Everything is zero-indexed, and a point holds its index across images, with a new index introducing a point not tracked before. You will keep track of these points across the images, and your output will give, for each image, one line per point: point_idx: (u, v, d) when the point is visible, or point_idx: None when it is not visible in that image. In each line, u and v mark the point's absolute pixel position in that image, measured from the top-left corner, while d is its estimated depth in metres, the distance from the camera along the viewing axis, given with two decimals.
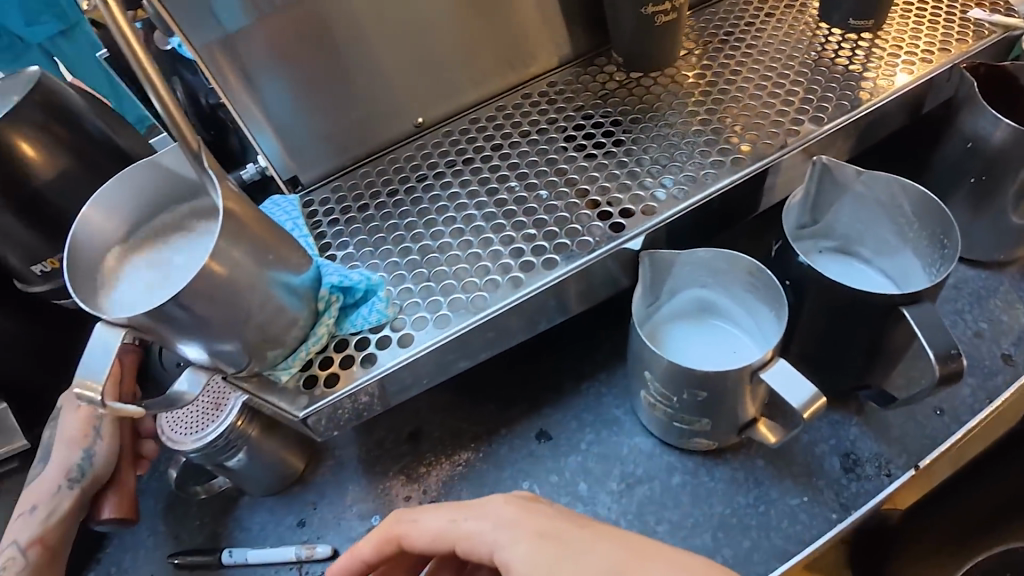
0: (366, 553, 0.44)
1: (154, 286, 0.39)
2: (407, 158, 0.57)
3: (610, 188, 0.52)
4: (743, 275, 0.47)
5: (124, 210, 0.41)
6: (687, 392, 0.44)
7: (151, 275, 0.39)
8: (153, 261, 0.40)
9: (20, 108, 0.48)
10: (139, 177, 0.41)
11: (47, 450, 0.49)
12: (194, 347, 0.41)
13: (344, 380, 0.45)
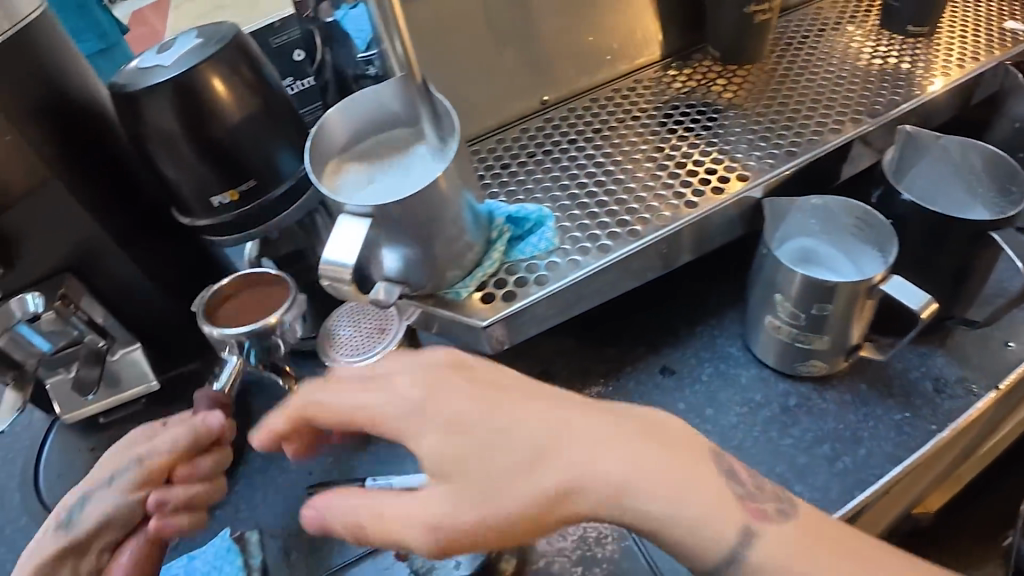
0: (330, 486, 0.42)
1: (380, 191, 0.46)
2: (534, 130, 0.64)
3: (723, 156, 0.60)
4: (849, 220, 0.55)
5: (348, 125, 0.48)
6: (816, 308, 0.51)
7: (376, 183, 0.46)
8: (376, 172, 0.47)
9: (219, 52, 0.54)
10: (365, 101, 0.48)
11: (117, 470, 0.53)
12: (395, 251, 0.47)
13: (520, 297, 0.51)
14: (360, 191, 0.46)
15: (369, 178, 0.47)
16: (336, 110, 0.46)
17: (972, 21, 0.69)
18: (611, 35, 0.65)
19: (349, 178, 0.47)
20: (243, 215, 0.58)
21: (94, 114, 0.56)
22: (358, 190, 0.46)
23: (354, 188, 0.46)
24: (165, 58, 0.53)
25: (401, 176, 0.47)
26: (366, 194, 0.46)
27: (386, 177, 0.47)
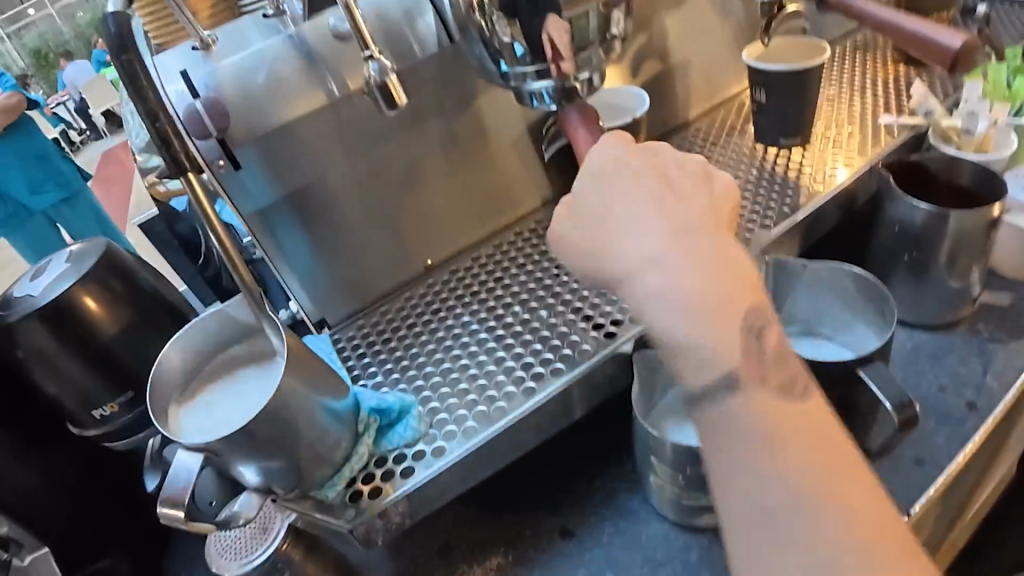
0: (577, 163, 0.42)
1: (222, 422, 0.46)
2: (421, 295, 0.65)
3: (598, 304, 0.60)
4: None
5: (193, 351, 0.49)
6: (689, 468, 0.49)
7: (221, 411, 0.47)
8: (221, 397, 0.48)
9: (90, 273, 0.57)
10: (207, 325, 0.49)
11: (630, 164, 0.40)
12: (251, 469, 0.48)
13: (387, 492, 0.51)
14: (201, 423, 0.46)
15: (213, 405, 0.47)
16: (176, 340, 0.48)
17: (844, 122, 0.70)
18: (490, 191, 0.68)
19: (190, 406, 0.48)
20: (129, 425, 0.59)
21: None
22: (200, 421, 0.46)
23: (195, 420, 0.47)
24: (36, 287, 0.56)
25: (246, 399, 0.47)
26: (210, 428, 0.46)
27: (231, 402, 0.48)
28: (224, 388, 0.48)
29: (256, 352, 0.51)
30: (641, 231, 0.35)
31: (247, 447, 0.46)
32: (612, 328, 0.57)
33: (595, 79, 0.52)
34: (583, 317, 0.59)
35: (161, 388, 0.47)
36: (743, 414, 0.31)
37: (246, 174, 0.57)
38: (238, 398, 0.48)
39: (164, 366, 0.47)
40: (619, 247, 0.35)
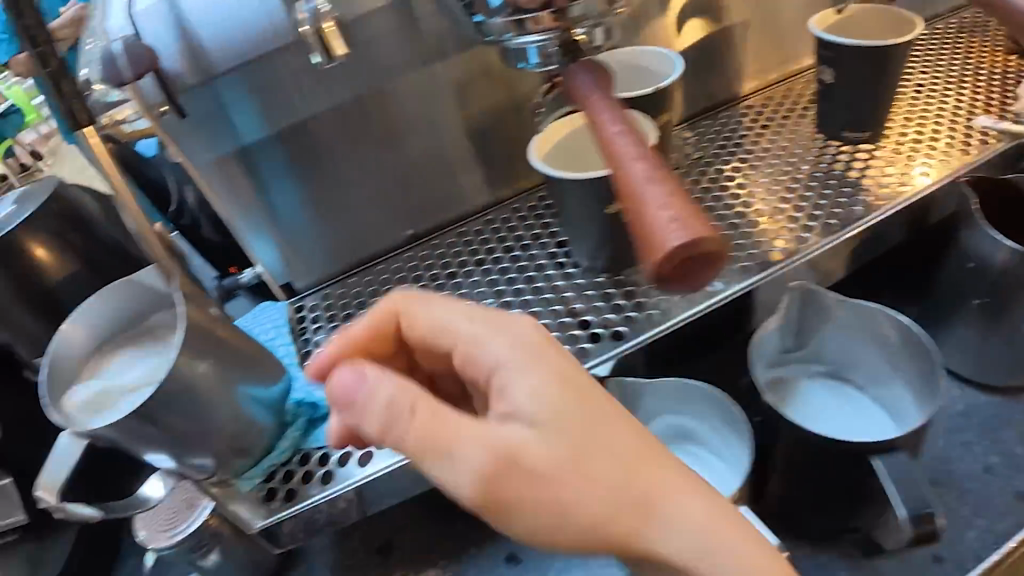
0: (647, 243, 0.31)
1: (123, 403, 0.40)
2: (397, 273, 0.59)
3: (581, 311, 0.51)
4: (695, 391, 0.46)
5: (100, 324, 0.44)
6: None
7: (122, 392, 0.41)
8: (124, 376, 0.42)
9: (39, 215, 0.53)
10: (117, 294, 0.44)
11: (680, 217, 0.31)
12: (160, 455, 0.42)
13: (302, 496, 0.45)
14: (98, 409, 0.40)
15: (114, 386, 0.42)
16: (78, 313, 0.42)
17: (930, 120, 0.58)
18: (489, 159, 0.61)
19: (85, 394, 0.42)
20: None
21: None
22: (96, 407, 0.41)
23: (92, 405, 0.41)
24: None
25: (151, 375, 0.42)
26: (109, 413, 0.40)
27: (134, 380, 0.42)
28: (131, 365, 0.43)
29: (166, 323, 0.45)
30: (547, 349, 0.32)
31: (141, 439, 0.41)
32: (588, 342, 0.49)
33: (599, 33, 0.43)
34: (557, 325, 0.50)
35: (55, 377, 0.41)
36: (676, 528, 0.28)
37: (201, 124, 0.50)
38: (141, 375, 0.42)
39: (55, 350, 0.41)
40: (479, 449, 0.29)
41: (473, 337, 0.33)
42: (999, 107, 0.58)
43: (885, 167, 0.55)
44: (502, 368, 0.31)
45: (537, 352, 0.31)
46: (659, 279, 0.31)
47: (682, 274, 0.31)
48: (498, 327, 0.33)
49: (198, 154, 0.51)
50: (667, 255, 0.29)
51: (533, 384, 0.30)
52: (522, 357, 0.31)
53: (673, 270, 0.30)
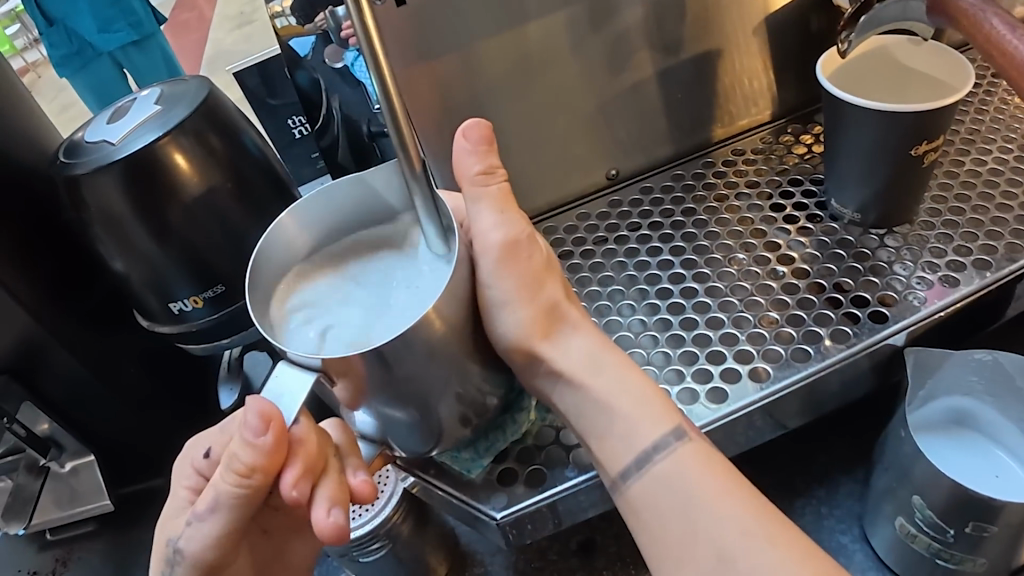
0: None
1: (351, 334, 0.31)
2: (599, 215, 0.48)
3: (858, 269, 0.42)
4: None
5: (318, 234, 0.35)
6: (972, 525, 0.36)
7: (346, 320, 0.31)
8: (345, 297, 0.32)
9: (183, 119, 0.42)
10: (341, 196, 0.34)
11: None
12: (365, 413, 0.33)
13: (551, 481, 0.36)
14: (315, 335, 0.31)
15: (332, 309, 0.32)
16: (297, 211, 0.34)
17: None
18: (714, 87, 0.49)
19: (294, 313, 0.32)
20: (210, 326, 0.45)
21: (25, 180, 0.46)
22: (314, 332, 0.31)
23: (307, 328, 0.31)
24: (115, 131, 0.42)
25: (388, 303, 0.31)
26: (335, 344, 0.30)
27: (362, 306, 0.32)
28: (353, 285, 0.33)
29: (397, 238, 0.35)
30: (714, 504, 0.30)
31: (380, 397, 0.31)
32: (855, 309, 0.40)
33: None
34: (833, 284, 0.41)
35: (260, 280, 0.32)
36: None
37: (401, 19, 0.41)
38: (373, 300, 0.32)
39: (264, 247, 0.32)
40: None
41: (570, 369, 0.33)
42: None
43: None
44: (673, 510, 0.31)
45: (723, 494, 0.30)
46: None
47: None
48: (664, 477, 0.31)
49: (398, 52, 0.42)
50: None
51: (724, 529, 0.30)
52: (695, 483, 0.31)
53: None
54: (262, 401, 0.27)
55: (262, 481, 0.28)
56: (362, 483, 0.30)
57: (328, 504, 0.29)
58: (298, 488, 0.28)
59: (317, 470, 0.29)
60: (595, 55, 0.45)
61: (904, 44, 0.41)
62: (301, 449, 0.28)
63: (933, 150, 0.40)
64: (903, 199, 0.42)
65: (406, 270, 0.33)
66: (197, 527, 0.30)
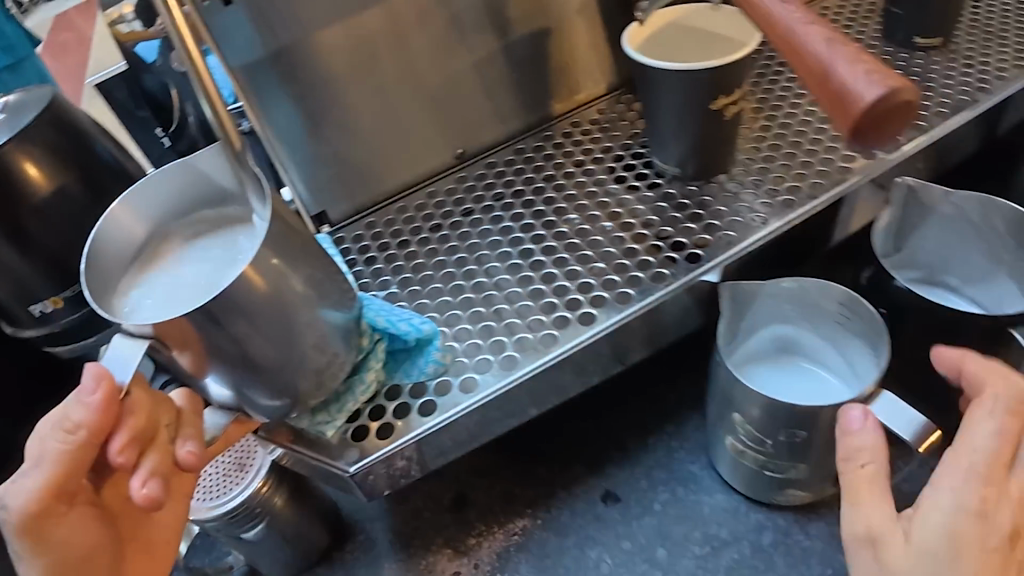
0: (842, 113, 0.30)
1: (186, 300, 0.33)
2: (448, 191, 0.51)
3: (680, 217, 0.46)
4: (833, 305, 0.44)
5: (151, 221, 0.37)
6: (785, 433, 0.40)
7: (182, 289, 0.34)
8: (182, 269, 0.35)
9: (30, 127, 0.44)
10: (172, 183, 0.37)
11: (858, 73, 0.29)
12: (219, 385, 0.35)
13: (400, 432, 0.39)
14: (155, 307, 0.33)
15: (170, 283, 0.35)
16: (128, 198, 0.36)
17: (998, 27, 0.56)
18: (554, 65, 0.52)
19: (133, 290, 0.35)
20: (74, 325, 0.47)
21: None
22: (152, 304, 0.34)
23: (145, 302, 0.34)
24: None
25: (216, 273, 0.34)
26: (166, 313, 0.33)
27: (194, 277, 0.35)
28: (191, 261, 0.35)
29: (228, 217, 0.37)
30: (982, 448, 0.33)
31: (219, 363, 0.33)
32: (673, 252, 0.44)
33: None
34: (655, 233, 0.45)
35: (100, 264, 0.34)
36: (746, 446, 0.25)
37: (235, 12, 0.43)
38: (202, 273, 0.35)
39: (101, 235, 0.34)
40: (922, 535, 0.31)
41: None
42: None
43: (956, 67, 0.53)
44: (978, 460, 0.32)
45: None
46: (848, 143, 0.30)
47: (875, 134, 0.30)
48: None
49: (235, 50, 0.44)
50: (866, 108, 0.29)
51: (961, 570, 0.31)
52: None
53: (870, 128, 0.29)
54: (97, 367, 0.31)
55: (88, 437, 0.31)
56: (189, 455, 0.33)
57: (147, 476, 0.31)
58: (124, 454, 0.31)
59: (144, 439, 0.32)
60: (431, 39, 0.48)
61: (702, 11, 0.45)
62: (131, 416, 0.32)
63: (733, 103, 0.44)
64: (716, 151, 0.46)
65: (238, 243, 0.36)
66: (21, 483, 0.31)
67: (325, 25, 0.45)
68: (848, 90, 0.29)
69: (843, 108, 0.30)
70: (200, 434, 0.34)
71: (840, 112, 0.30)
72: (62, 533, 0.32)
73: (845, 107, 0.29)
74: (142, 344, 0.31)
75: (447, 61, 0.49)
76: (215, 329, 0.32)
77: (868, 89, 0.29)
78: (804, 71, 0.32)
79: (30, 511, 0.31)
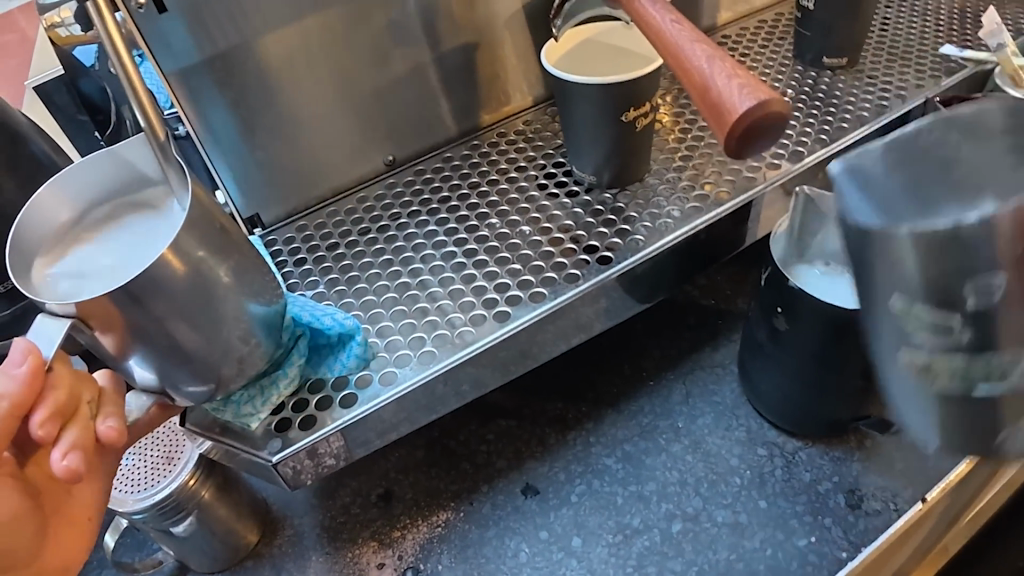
0: (719, 125, 0.33)
1: (109, 280, 0.35)
2: (378, 197, 0.53)
3: (593, 223, 0.48)
4: None
5: (75, 207, 0.39)
6: None
7: (106, 270, 0.36)
8: (106, 251, 0.37)
9: None
10: (98, 171, 0.39)
11: (732, 89, 0.33)
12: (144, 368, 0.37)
13: (322, 423, 0.41)
14: (80, 286, 0.35)
15: (95, 263, 0.36)
16: (53, 185, 0.38)
17: (902, 49, 0.60)
18: (484, 78, 0.55)
19: (58, 271, 0.36)
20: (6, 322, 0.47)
21: None
22: (76, 284, 0.35)
23: (68, 283, 0.35)
24: None
25: (140, 255, 0.36)
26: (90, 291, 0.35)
27: (119, 258, 0.36)
28: (114, 242, 0.37)
29: (152, 203, 0.39)
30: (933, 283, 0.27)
31: (140, 345, 0.35)
32: (586, 254, 0.47)
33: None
34: (571, 237, 0.48)
35: (21, 247, 0.36)
36: None
37: (169, 20, 0.44)
38: (126, 255, 0.36)
39: (32, 208, 0.37)
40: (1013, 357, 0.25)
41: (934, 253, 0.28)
42: (958, 37, 0.61)
43: (860, 86, 0.57)
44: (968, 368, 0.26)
45: None
46: (728, 151, 0.33)
47: (749, 143, 0.33)
48: None
49: (170, 58, 0.45)
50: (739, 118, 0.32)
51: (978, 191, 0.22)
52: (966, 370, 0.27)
53: (745, 136, 0.32)
54: (21, 346, 0.32)
55: (11, 410, 0.32)
56: (110, 429, 0.35)
57: (67, 448, 0.33)
58: (45, 428, 0.33)
59: (64, 414, 0.34)
60: (365, 52, 0.50)
61: (617, 29, 0.48)
62: (51, 393, 0.33)
63: (644, 115, 0.47)
64: (631, 160, 0.49)
65: (161, 228, 0.38)
66: None
67: (258, 35, 0.47)
68: (725, 105, 0.33)
69: (722, 117, 0.33)
70: (120, 412, 0.36)
71: (718, 123, 0.33)
72: None
73: (722, 120, 0.33)
74: (63, 323, 0.33)
75: (380, 73, 0.51)
76: (133, 313, 0.34)
77: (742, 100, 0.32)
78: (689, 87, 0.35)
79: None
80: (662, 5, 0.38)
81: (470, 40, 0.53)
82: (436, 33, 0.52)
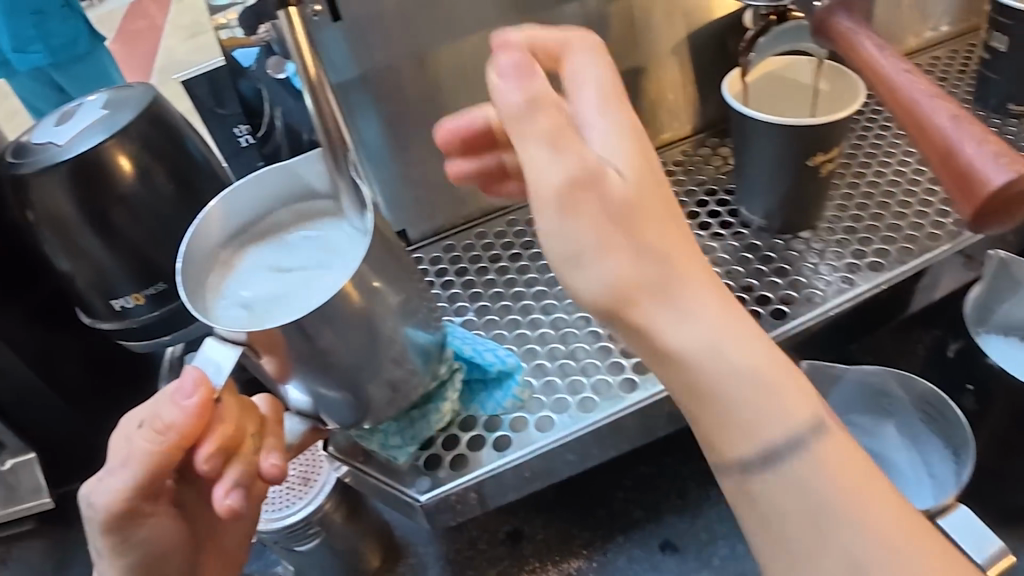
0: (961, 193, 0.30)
1: (279, 305, 0.33)
2: (528, 221, 0.51)
3: (763, 271, 0.45)
4: None
5: (242, 220, 0.37)
6: None
7: (277, 292, 0.34)
8: (276, 272, 0.35)
9: (129, 123, 0.44)
10: (269, 184, 0.37)
11: (982, 156, 0.29)
12: (296, 388, 0.35)
13: (473, 465, 0.39)
14: (250, 310, 0.34)
15: (264, 284, 0.35)
16: (224, 198, 0.36)
17: None
18: (643, 104, 0.52)
19: (228, 290, 0.35)
20: (151, 323, 0.47)
21: None
22: (247, 308, 0.34)
23: (238, 305, 0.34)
24: (60, 133, 0.44)
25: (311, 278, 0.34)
26: (262, 317, 0.33)
27: (289, 280, 0.35)
28: (282, 260, 0.36)
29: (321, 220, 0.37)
30: (625, 245, 0.22)
31: (307, 375, 0.34)
32: (757, 306, 0.43)
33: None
34: (739, 285, 0.45)
35: (192, 262, 0.34)
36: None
37: (341, 29, 0.43)
38: (295, 276, 0.35)
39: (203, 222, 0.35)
40: None
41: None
42: None
43: None
44: None
45: None
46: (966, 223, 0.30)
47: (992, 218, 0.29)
48: None
49: (336, 67, 0.44)
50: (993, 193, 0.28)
51: (748, 346, 0.22)
52: None
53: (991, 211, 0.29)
54: (192, 375, 0.30)
55: (177, 441, 0.31)
56: (272, 467, 0.33)
57: (230, 485, 0.31)
58: (210, 462, 0.31)
59: (229, 448, 0.32)
60: None
61: (805, 65, 0.45)
62: (218, 426, 0.32)
63: (830, 160, 0.43)
64: (807, 206, 0.46)
65: (331, 250, 0.36)
66: (108, 481, 0.32)
67: (426, 48, 0.45)
68: (971, 172, 0.29)
69: (966, 186, 0.29)
70: (280, 445, 0.34)
71: (961, 190, 0.30)
72: (142, 534, 0.33)
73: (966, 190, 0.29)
74: (234, 351, 0.31)
75: None
76: (307, 345, 0.32)
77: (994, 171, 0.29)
78: (925, 146, 0.31)
79: (117, 511, 0.31)
80: (892, 53, 0.34)
81: (635, 63, 0.50)
82: (601, 55, 0.49)
